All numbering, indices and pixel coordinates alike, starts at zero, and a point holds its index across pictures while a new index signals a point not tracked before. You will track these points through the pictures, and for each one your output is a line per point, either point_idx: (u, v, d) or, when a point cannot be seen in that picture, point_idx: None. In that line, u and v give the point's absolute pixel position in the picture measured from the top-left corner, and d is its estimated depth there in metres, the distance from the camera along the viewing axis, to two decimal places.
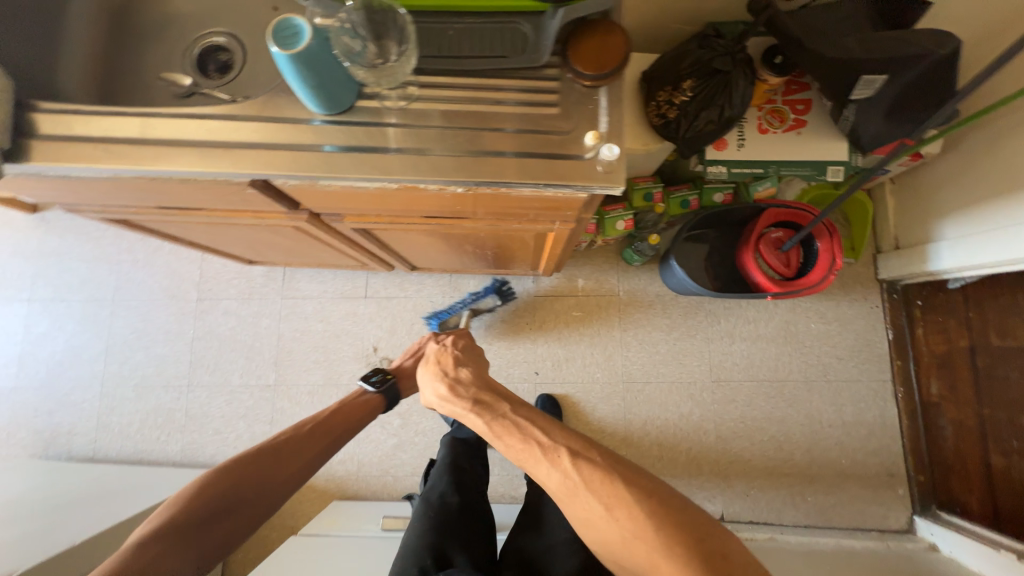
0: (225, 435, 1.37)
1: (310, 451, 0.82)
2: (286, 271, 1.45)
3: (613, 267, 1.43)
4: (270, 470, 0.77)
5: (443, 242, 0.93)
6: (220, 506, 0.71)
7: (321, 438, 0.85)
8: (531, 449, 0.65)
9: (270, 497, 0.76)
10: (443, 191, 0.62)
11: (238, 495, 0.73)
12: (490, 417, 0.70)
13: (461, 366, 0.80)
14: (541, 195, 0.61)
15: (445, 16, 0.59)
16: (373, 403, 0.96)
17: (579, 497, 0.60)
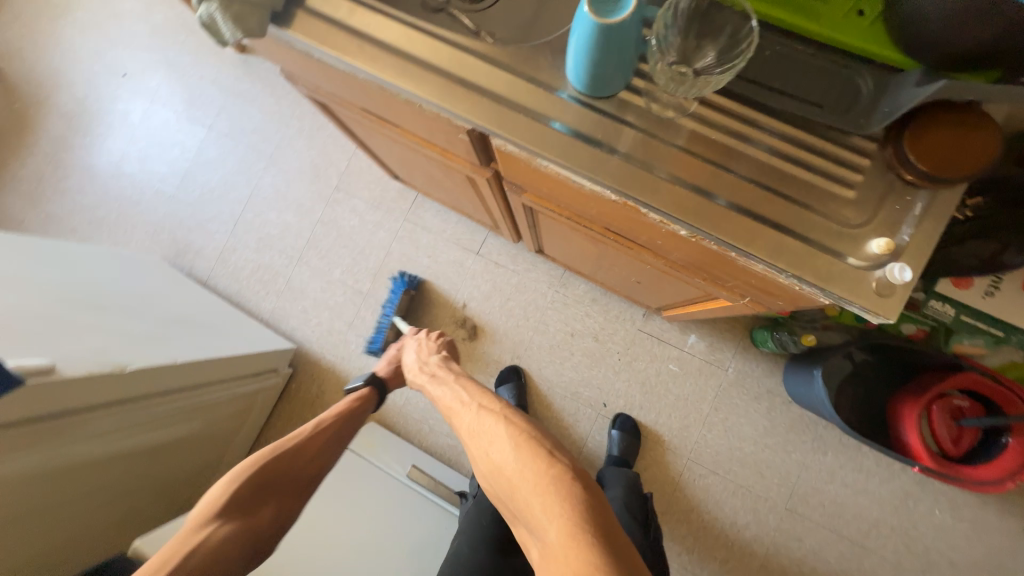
0: (309, 316, 1.46)
1: (323, 441, 0.87)
2: (418, 196, 1.46)
3: (734, 340, 1.27)
4: (293, 459, 0.82)
5: (596, 251, 0.86)
6: (252, 500, 0.75)
7: (336, 429, 0.90)
8: (459, 402, 0.79)
9: (302, 484, 0.81)
10: (661, 224, 0.53)
11: (269, 483, 0.78)
12: (440, 387, 0.86)
13: (432, 355, 1.00)
14: (772, 280, 0.51)
15: (771, 32, 0.48)
16: (370, 395, 1.01)
17: (478, 436, 0.69)
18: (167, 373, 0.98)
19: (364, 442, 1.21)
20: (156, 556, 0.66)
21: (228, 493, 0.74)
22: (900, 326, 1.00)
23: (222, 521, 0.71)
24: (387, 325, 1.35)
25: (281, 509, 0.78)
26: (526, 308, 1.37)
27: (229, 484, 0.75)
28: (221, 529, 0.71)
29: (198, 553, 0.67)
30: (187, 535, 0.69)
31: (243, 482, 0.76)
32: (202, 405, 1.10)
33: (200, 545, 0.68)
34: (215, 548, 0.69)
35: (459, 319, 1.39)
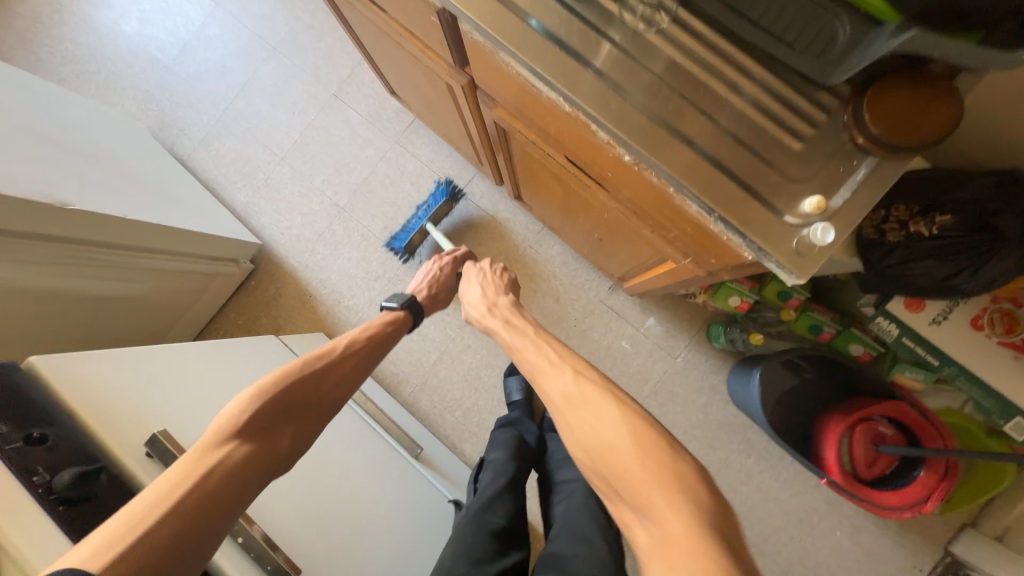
0: (280, 218, 1.44)
1: (356, 365, 0.72)
2: (414, 121, 1.42)
3: (690, 331, 1.27)
4: (321, 380, 0.66)
5: (563, 195, 0.84)
6: (267, 421, 0.58)
7: (369, 353, 0.74)
8: (538, 356, 0.65)
9: (321, 405, 0.65)
10: (609, 147, 0.52)
11: (286, 403, 0.61)
12: (514, 334, 0.73)
13: (501, 293, 0.85)
14: (703, 225, 0.50)
15: None
16: (402, 317, 0.84)
17: (578, 403, 0.56)
18: (111, 225, 0.96)
19: (307, 345, 1.20)
20: (163, 477, 0.48)
21: (252, 410, 0.57)
22: (849, 346, 1.05)
23: (242, 440, 0.55)
24: (416, 229, 1.28)
25: (302, 436, 0.62)
26: (495, 256, 1.36)
27: (250, 401, 0.58)
28: (246, 449, 0.54)
29: (220, 478, 0.51)
30: (202, 454, 0.52)
31: (267, 399, 0.59)
32: (149, 270, 1.09)
33: (220, 466, 0.51)
34: (237, 472, 0.52)
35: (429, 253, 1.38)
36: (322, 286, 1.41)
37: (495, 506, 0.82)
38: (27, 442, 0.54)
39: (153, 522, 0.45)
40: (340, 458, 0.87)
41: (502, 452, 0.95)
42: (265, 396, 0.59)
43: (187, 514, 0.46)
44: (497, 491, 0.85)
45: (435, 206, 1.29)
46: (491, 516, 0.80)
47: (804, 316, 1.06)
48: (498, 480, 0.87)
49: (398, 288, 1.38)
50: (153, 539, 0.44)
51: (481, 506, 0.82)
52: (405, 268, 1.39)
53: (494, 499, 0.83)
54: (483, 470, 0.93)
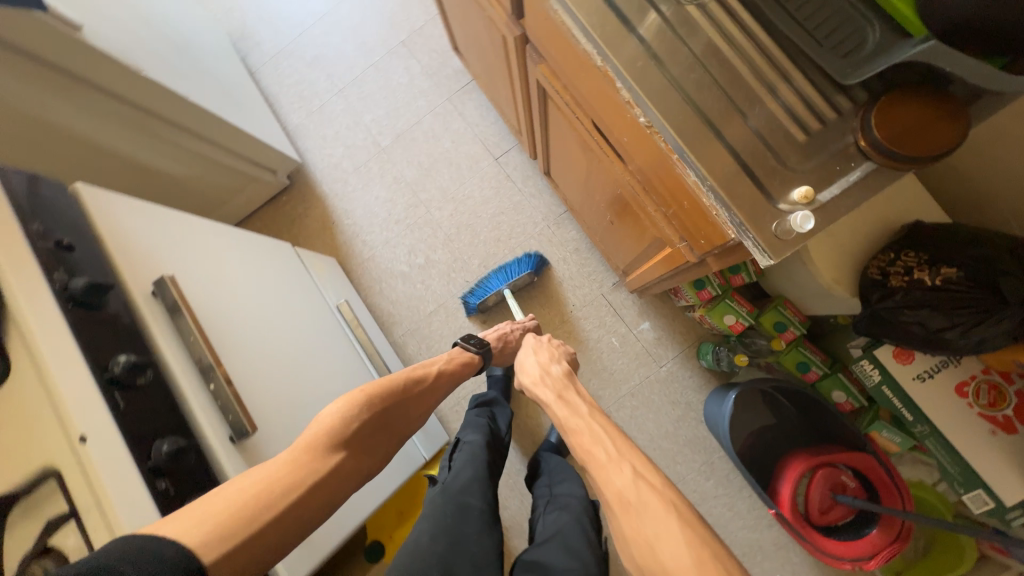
0: (325, 145, 1.51)
1: (431, 400, 0.81)
2: (470, 83, 1.47)
3: (681, 345, 1.28)
4: (406, 409, 0.75)
5: (586, 169, 0.87)
6: (366, 432, 0.67)
7: (440, 391, 0.84)
8: (592, 443, 0.70)
9: (401, 427, 0.74)
10: (627, 107, 0.53)
11: (382, 420, 0.71)
12: (568, 413, 0.78)
13: (556, 362, 0.92)
14: (697, 197, 0.52)
15: None
16: (476, 359, 0.94)
17: (634, 510, 0.58)
18: (177, 104, 1.05)
19: (317, 263, 1.26)
20: (288, 463, 0.57)
21: (355, 424, 0.65)
22: (833, 392, 1.05)
23: (346, 452, 0.63)
24: (494, 290, 1.30)
25: (381, 457, 0.69)
26: (512, 228, 1.39)
27: (358, 409, 0.67)
28: (348, 456, 0.63)
29: (324, 483, 0.59)
30: (317, 451, 0.60)
31: (370, 415, 0.68)
32: (199, 156, 1.17)
33: (331, 467, 0.60)
34: (335, 482, 0.60)
35: (452, 209, 1.43)
36: (346, 216, 1.47)
37: (472, 490, 0.84)
38: (57, 246, 0.59)
39: (274, 510, 0.52)
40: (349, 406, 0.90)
41: (478, 435, 0.96)
42: (370, 415, 0.68)
43: (298, 507, 0.55)
44: (476, 474, 0.87)
45: (519, 272, 1.31)
46: (469, 498, 0.83)
47: (795, 351, 1.05)
48: (473, 462, 0.89)
49: (415, 236, 1.43)
50: (271, 527, 0.51)
51: (459, 489, 0.84)
52: (427, 219, 1.44)
53: (471, 481, 0.86)
54: (457, 451, 0.93)
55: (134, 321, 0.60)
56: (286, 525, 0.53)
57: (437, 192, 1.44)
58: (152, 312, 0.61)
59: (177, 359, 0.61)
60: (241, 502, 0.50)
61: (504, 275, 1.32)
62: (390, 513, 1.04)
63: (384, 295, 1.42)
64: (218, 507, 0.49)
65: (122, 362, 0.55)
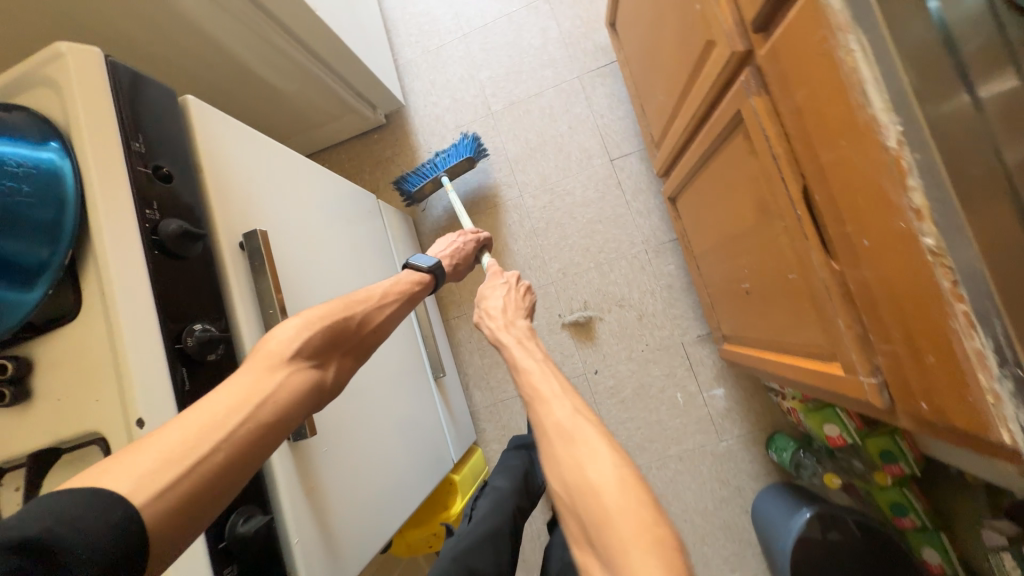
0: (431, 91, 1.38)
1: (383, 317, 0.65)
2: (608, 65, 1.28)
3: (752, 425, 1.14)
4: (359, 324, 0.60)
5: (746, 227, 0.72)
6: (318, 352, 0.53)
7: (396, 311, 0.68)
8: (579, 428, 0.49)
9: (357, 348, 0.60)
10: (906, 215, 0.39)
11: (334, 337, 0.55)
12: (526, 356, 0.64)
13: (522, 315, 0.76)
14: (963, 367, 0.38)
15: None
16: (431, 282, 0.79)
17: (569, 437, 0.48)
18: (304, 18, 0.94)
19: (395, 221, 1.17)
20: (207, 406, 0.42)
21: (304, 340, 0.51)
22: (922, 548, 0.90)
23: (298, 367, 0.50)
24: (432, 176, 1.20)
25: (342, 371, 0.56)
26: (605, 241, 1.25)
27: (302, 328, 0.52)
28: (298, 380, 0.49)
29: (275, 404, 0.46)
30: (248, 381, 0.46)
31: (318, 330, 0.53)
32: (305, 74, 1.05)
33: (277, 393, 0.47)
34: (298, 398, 0.48)
35: (546, 201, 1.29)
36: None
37: (483, 548, 0.78)
38: (153, 174, 0.50)
39: (220, 438, 0.41)
40: (400, 415, 0.81)
41: (508, 483, 0.92)
42: (317, 325, 0.54)
43: (245, 438, 0.43)
44: (491, 531, 0.81)
45: (458, 158, 1.21)
46: (477, 559, 0.76)
47: (895, 489, 0.91)
48: (494, 516, 0.84)
49: (499, 218, 1.31)
50: (226, 457, 0.41)
51: (467, 544, 0.78)
52: (516, 203, 1.31)
53: (488, 537, 0.80)
54: (482, 495, 0.90)
55: (217, 279, 0.53)
56: (236, 458, 0.42)
57: (535, 177, 1.30)
58: (235, 271, 0.54)
59: (248, 333, 0.54)
60: (167, 454, 0.38)
61: (444, 161, 1.21)
62: None
63: None
64: (142, 461, 0.37)
65: (196, 333, 0.47)
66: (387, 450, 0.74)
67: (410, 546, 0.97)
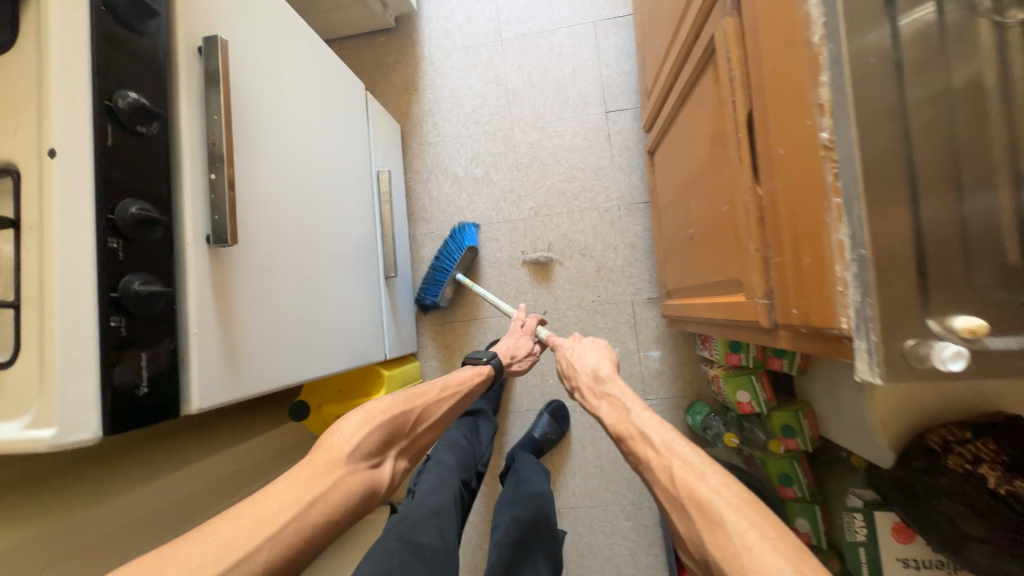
0: (446, 7, 1.36)
1: (443, 411, 0.74)
2: (624, 16, 1.28)
3: (677, 391, 1.19)
4: (416, 421, 0.67)
5: (701, 168, 0.73)
6: (379, 449, 0.60)
7: (451, 408, 0.75)
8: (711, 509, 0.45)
9: (412, 449, 0.66)
10: (814, 112, 0.40)
11: (392, 434, 0.63)
12: (616, 418, 0.63)
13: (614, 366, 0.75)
14: (827, 263, 0.40)
15: None
16: (488, 372, 0.87)
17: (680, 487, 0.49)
18: None
19: (381, 120, 1.16)
20: (277, 497, 0.47)
21: (360, 437, 0.57)
22: (797, 516, 0.96)
23: (355, 464, 0.55)
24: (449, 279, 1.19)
25: (397, 471, 0.62)
26: (582, 190, 1.27)
27: (360, 425, 0.59)
28: (356, 473, 0.55)
29: (328, 501, 0.49)
30: (315, 470, 0.52)
31: (375, 427, 0.60)
32: None
33: (337, 485, 0.52)
34: (351, 494, 0.52)
35: (536, 139, 1.30)
36: (429, 90, 1.35)
37: (428, 524, 0.79)
38: None
39: (265, 537, 0.43)
40: (335, 284, 0.83)
41: (452, 457, 0.94)
42: (375, 421, 0.61)
43: (290, 537, 0.45)
44: (437, 506, 0.83)
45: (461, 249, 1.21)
46: (421, 531, 0.77)
47: (785, 461, 0.97)
48: (438, 490, 0.86)
49: (485, 146, 1.32)
50: (266, 559, 0.43)
51: (414, 521, 0.79)
52: (505, 135, 1.31)
53: (432, 512, 0.81)
54: (425, 471, 0.92)
55: (166, 67, 0.53)
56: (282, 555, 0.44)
57: (530, 114, 1.30)
58: (187, 69, 0.55)
59: (190, 130, 0.54)
60: (211, 552, 0.41)
61: (449, 259, 1.20)
62: (327, 387, 1.02)
63: (426, 187, 1.33)
64: (189, 558, 0.40)
65: (129, 99, 0.47)
66: (314, 306, 0.76)
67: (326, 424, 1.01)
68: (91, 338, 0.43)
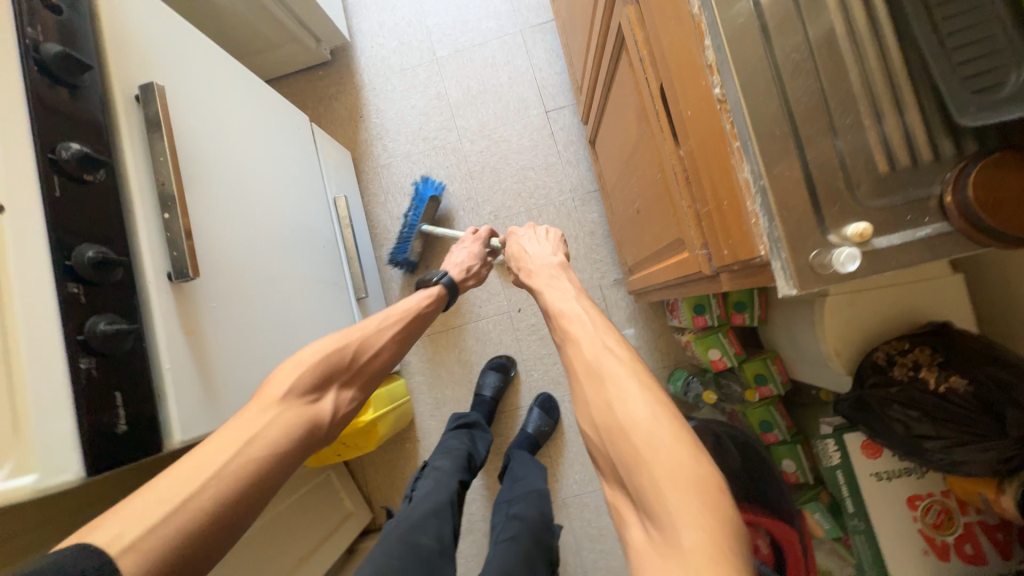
0: (379, 33, 1.41)
1: (390, 341, 0.71)
2: (548, 22, 1.35)
3: (657, 363, 1.24)
4: (358, 354, 0.66)
5: (633, 145, 0.79)
6: (317, 386, 0.59)
7: (400, 336, 0.73)
8: (629, 406, 0.44)
9: (362, 376, 0.66)
10: (706, 73, 0.46)
11: (331, 373, 0.61)
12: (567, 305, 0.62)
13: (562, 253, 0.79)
14: (740, 200, 0.45)
15: None
16: (441, 294, 0.83)
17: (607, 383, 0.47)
18: None
19: (329, 147, 1.18)
20: (215, 461, 0.47)
21: (294, 380, 0.57)
22: (783, 459, 1.03)
23: (290, 406, 0.56)
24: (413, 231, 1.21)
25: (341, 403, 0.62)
26: (536, 187, 1.32)
27: (294, 372, 0.58)
28: (294, 413, 0.56)
29: (262, 444, 0.51)
30: (245, 422, 0.52)
31: (308, 368, 0.59)
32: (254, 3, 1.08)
33: (273, 432, 0.53)
34: (281, 441, 0.53)
35: (485, 147, 1.35)
36: (374, 114, 1.39)
37: (426, 526, 0.81)
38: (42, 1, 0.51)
39: (206, 481, 0.46)
40: (304, 308, 0.84)
41: (449, 462, 0.93)
42: (310, 364, 0.59)
43: (238, 473, 0.48)
44: (434, 507, 0.84)
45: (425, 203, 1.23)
46: (419, 534, 0.79)
47: (764, 408, 1.02)
48: (435, 492, 0.87)
49: (436, 160, 1.36)
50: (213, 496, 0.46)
51: (412, 524, 0.80)
52: (454, 146, 1.35)
53: (429, 515, 0.83)
54: (423, 477, 0.92)
55: (105, 118, 0.55)
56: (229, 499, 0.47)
57: (475, 123, 1.36)
58: (127, 118, 0.56)
59: (137, 174, 0.56)
60: (158, 505, 0.43)
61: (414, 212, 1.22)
62: None
63: (385, 207, 1.36)
64: (149, 510, 0.43)
65: (72, 149, 0.49)
66: (284, 332, 0.77)
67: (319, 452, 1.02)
68: (64, 382, 0.44)
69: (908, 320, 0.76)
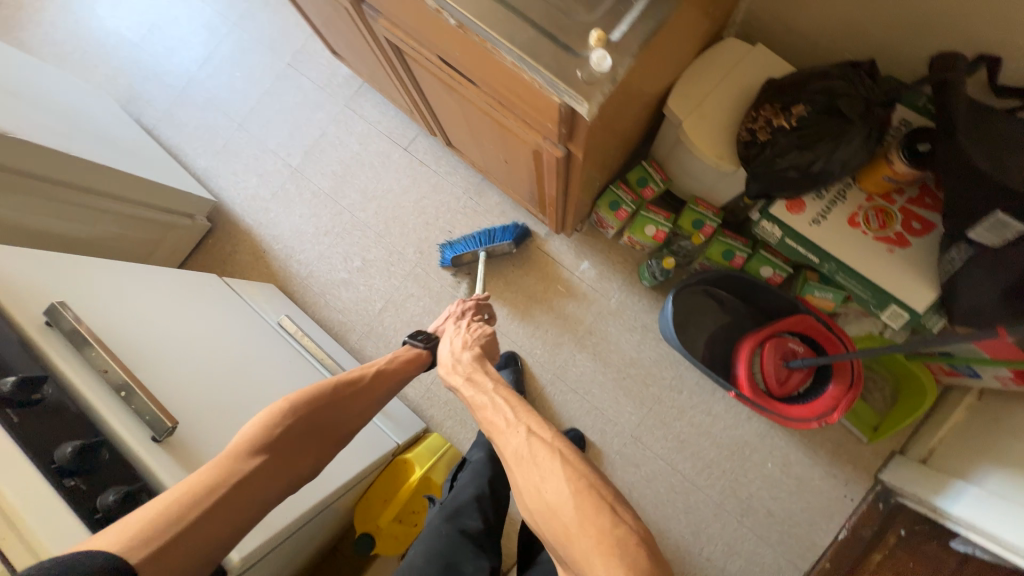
0: (237, 180, 1.52)
1: (374, 395, 0.75)
2: (361, 85, 1.50)
3: (624, 273, 1.30)
4: (340, 402, 0.69)
5: (463, 114, 0.89)
6: (291, 441, 0.62)
7: (384, 387, 0.76)
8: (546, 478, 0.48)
9: (335, 433, 0.69)
10: (439, 16, 0.55)
11: (313, 427, 0.65)
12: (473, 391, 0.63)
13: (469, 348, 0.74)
14: (522, 79, 0.54)
15: None
16: (423, 356, 0.83)
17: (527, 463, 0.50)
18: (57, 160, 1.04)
19: (249, 288, 1.24)
20: (179, 487, 0.51)
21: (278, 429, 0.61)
22: (761, 269, 1.10)
23: (265, 462, 0.58)
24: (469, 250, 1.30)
25: (311, 466, 0.65)
26: (437, 208, 1.41)
27: (276, 420, 0.61)
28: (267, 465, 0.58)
29: (223, 494, 0.53)
30: (226, 467, 0.55)
31: (291, 420, 0.63)
32: (112, 215, 1.19)
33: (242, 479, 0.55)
34: (241, 492, 0.55)
35: (377, 206, 1.44)
36: (275, 243, 1.47)
37: (468, 508, 0.85)
38: None
39: (181, 510, 0.50)
40: None
41: (481, 453, 0.94)
42: (295, 413, 0.64)
43: (210, 515, 0.52)
44: (477, 491, 0.87)
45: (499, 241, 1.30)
46: (466, 518, 0.84)
47: (716, 242, 1.10)
48: (476, 479, 0.89)
49: (346, 242, 1.44)
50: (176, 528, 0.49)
51: (453, 514, 0.84)
52: (353, 223, 1.45)
53: (472, 502, 0.85)
54: (462, 469, 0.93)
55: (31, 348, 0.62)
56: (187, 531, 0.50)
57: (357, 194, 1.46)
58: (47, 339, 0.62)
59: (75, 375, 0.61)
60: (142, 526, 0.48)
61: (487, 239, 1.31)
62: (375, 505, 1.05)
63: (330, 307, 1.42)
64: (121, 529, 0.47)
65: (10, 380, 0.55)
66: None
67: (397, 534, 1.03)
68: None
69: (747, 96, 0.87)
